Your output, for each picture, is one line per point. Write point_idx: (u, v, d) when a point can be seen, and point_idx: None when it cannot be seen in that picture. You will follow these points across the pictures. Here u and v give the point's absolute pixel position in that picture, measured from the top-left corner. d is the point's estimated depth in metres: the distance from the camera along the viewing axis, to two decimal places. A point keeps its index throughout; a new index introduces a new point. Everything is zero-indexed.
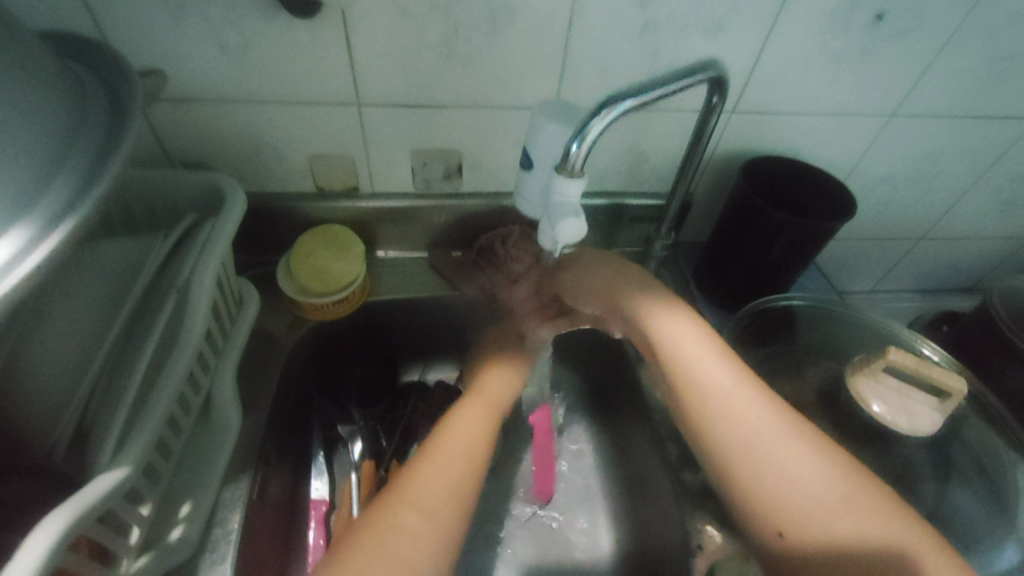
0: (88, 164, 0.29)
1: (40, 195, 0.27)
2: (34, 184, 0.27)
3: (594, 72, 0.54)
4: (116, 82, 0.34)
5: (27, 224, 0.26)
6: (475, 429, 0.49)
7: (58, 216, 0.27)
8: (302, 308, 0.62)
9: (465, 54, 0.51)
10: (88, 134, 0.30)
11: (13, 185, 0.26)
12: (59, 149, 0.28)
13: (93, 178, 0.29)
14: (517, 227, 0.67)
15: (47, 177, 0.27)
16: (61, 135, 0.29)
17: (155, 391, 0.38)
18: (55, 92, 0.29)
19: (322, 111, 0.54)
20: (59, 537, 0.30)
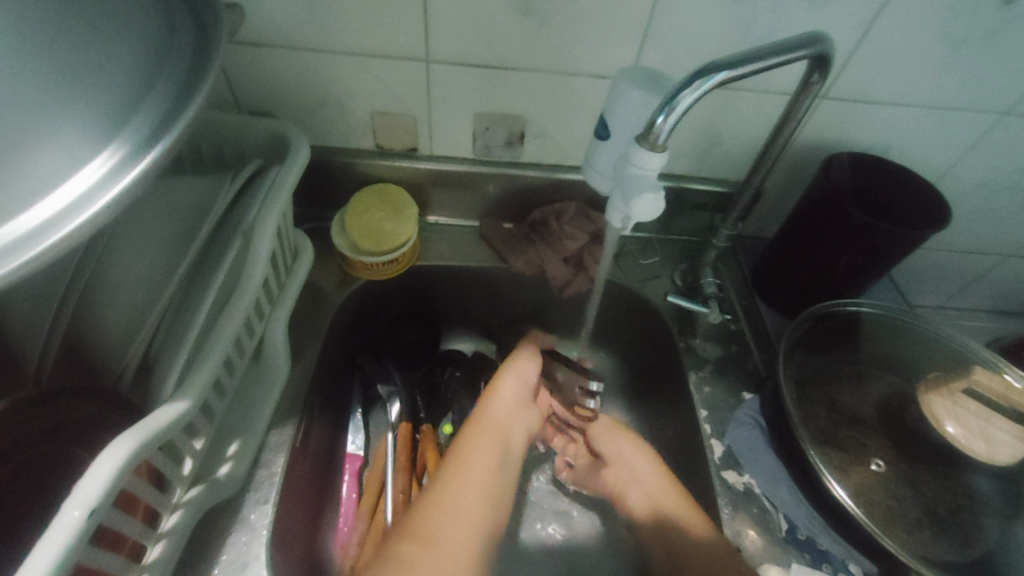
0: (176, 90, 0.29)
1: (134, 113, 0.27)
2: (124, 108, 0.27)
3: (677, 41, 0.50)
4: (202, 10, 0.34)
5: (119, 144, 0.26)
6: (479, 464, 0.48)
7: (150, 135, 0.27)
8: (353, 265, 0.63)
9: (545, 12, 0.49)
10: (178, 60, 0.30)
11: (109, 103, 0.26)
12: (149, 73, 0.28)
13: (182, 101, 0.28)
14: (574, 203, 0.66)
15: (136, 101, 0.27)
16: (155, 58, 0.29)
17: (215, 328, 0.38)
18: (147, 18, 0.29)
19: (391, 65, 0.53)
20: (130, 456, 0.31)
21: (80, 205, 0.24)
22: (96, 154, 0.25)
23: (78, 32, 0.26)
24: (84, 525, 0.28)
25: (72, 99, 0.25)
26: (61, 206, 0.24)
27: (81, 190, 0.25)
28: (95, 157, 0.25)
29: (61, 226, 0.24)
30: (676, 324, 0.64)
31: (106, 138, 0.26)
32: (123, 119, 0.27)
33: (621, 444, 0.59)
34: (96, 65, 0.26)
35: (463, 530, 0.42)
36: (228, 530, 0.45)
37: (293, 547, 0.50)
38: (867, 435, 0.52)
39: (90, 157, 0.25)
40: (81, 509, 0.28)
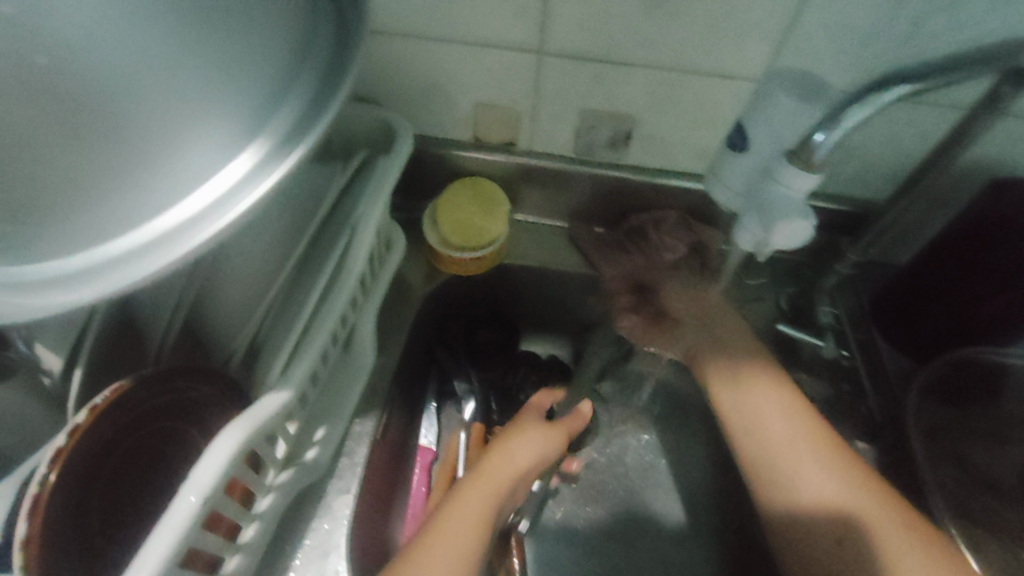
0: (319, 77, 0.28)
1: (278, 108, 0.26)
2: (273, 98, 0.26)
3: (827, 41, 0.45)
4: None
5: (263, 141, 0.26)
6: (470, 529, 0.42)
7: (292, 132, 0.27)
8: (440, 259, 0.61)
9: (676, 6, 0.44)
10: (322, 39, 0.28)
11: (256, 96, 0.25)
12: (295, 57, 0.27)
13: (324, 96, 0.27)
14: (675, 210, 0.62)
15: (282, 90, 0.27)
16: (299, 45, 0.27)
17: (318, 320, 0.38)
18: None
19: (502, 57, 0.51)
20: (237, 446, 0.31)
21: (225, 201, 0.25)
22: (240, 149, 0.26)
23: (238, 6, 0.24)
24: (197, 513, 0.29)
25: (229, 88, 0.25)
26: (208, 202, 0.25)
27: (227, 185, 0.25)
28: (238, 152, 0.26)
29: (205, 224, 0.25)
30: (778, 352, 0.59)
31: (249, 135, 0.26)
32: (269, 112, 0.26)
33: (782, 419, 0.51)
34: (245, 50, 0.25)
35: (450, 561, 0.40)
36: (311, 515, 0.47)
37: (368, 536, 0.51)
38: (1005, 505, 0.48)
39: (237, 152, 0.26)
40: (195, 495, 0.29)
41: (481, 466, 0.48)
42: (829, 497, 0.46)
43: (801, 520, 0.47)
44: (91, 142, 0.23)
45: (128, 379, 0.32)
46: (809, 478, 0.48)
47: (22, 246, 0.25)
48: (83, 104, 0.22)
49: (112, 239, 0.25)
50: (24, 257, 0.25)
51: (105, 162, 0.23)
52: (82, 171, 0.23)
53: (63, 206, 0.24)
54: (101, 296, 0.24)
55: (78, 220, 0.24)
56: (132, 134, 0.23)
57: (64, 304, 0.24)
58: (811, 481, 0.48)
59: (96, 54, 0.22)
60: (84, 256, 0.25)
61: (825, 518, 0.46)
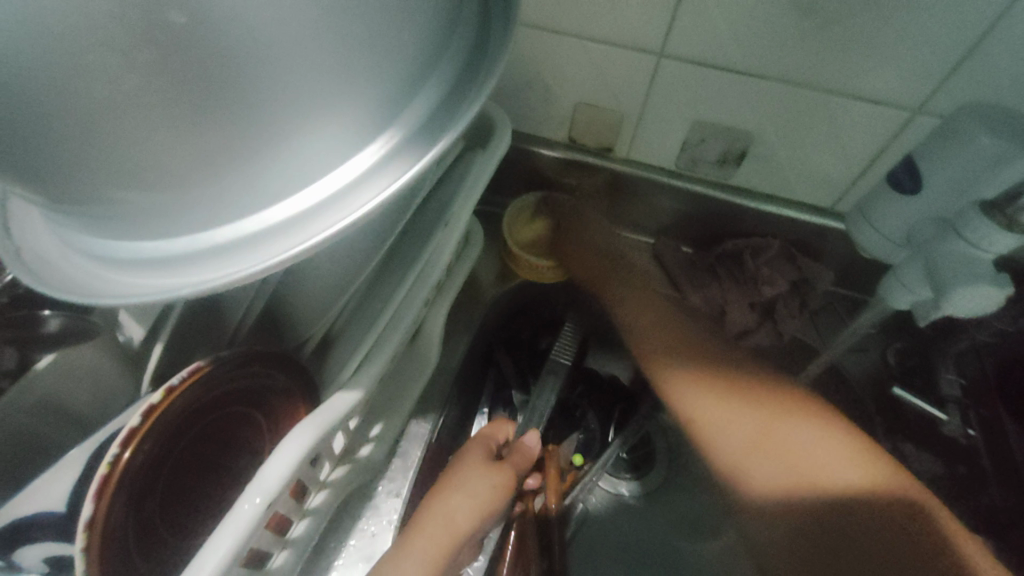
0: (457, 71, 0.25)
1: (415, 97, 0.24)
2: (411, 88, 0.24)
3: (1016, 70, 0.38)
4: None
5: (393, 134, 0.24)
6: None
7: (425, 128, 0.24)
8: (516, 263, 0.59)
9: (833, 14, 0.39)
10: (462, 29, 0.26)
11: (398, 81, 0.23)
12: (438, 45, 0.24)
13: (461, 92, 0.25)
14: (779, 241, 0.55)
15: (420, 80, 0.24)
16: (445, 29, 0.24)
17: (397, 318, 0.36)
18: None
19: (617, 56, 0.46)
20: (306, 449, 0.29)
21: (342, 198, 0.23)
22: (365, 142, 0.23)
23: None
24: (259, 517, 0.27)
25: (370, 75, 0.22)
26: (326, 197, 0.23)
27: (344, 180, 0.23)
28: (364, 146, 0.23)
29: (328, 217, 0.23)
30: (879, 414, 0.53)
31: (382, 124, 0.23)
32: (405, 101, 0.24)
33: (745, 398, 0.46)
34: (396, 27, 0.21)
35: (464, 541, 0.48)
36: (358, 514, 0.45)
37: None
38: None
39: (367, 142, 0.23)
40: (259, 498, 0.27)
41: (409, 531, 0.40)
42: (864, 474, 0.41)
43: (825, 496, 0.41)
44: (220, 120, 0.20)
45: (208, 359, 0.30)
46: (838, 459, 0.42)
47: (116, 221, 0.22)
48: (212, 74, 0.19)
49: (221, 226, 0.23)
50: (123, 234, 0.23)
51: (229, 146, 0.20)
52: (213, 150, 0.20)
53: (174, 188, 0.21)
54: (207, 287, 0.22)
55: (191, 198, 0.21)
56: (266, 118, 0.20)
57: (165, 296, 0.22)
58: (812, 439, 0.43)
59: (232, 27, 0.18)
60: (191, 243, 0.23)
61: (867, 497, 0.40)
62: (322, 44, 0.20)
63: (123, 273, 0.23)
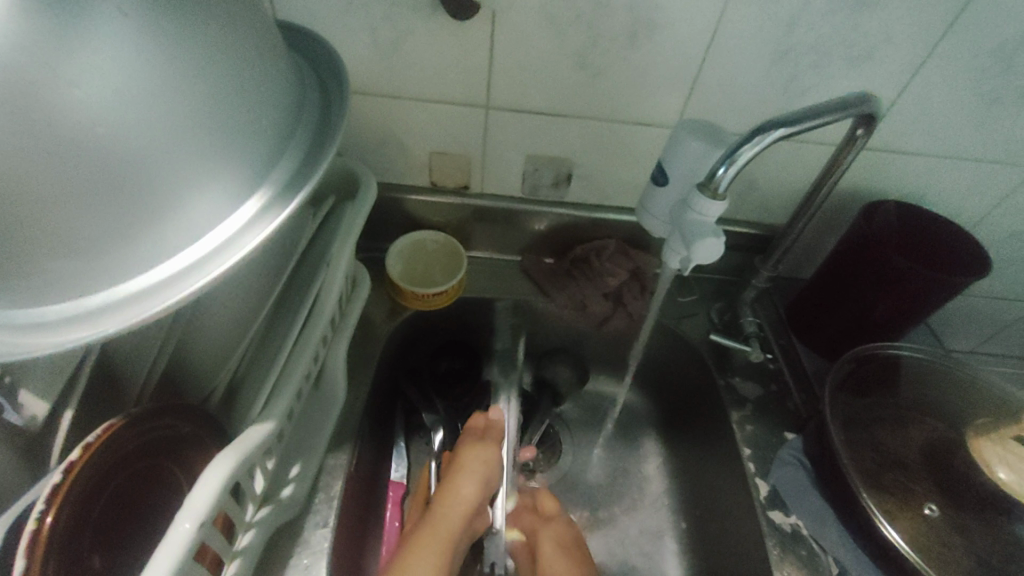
0: (312, 136, 0.31)
1: (280, 159, 0.29)
2: (272, 153, 0.29)
3: (722, 96, 0.54)
4: (325, 67, 0.36)
5: (265, 190, 0.28)
6: (462, 474, 0.54)
7: (289, 183, 0.29)
8: (404, 296, 0.65)
9: (599, 67, 0.53)
10: (309, 106, 0.32)
11: (262, 150, 0.28)
12: (290, 122, 0.30)
13: (317, 152, 0.31)
14: (615, 240, 0.68)
15: (280, 147, 0.29)
16: (294, 107, 0.31)
17: (297, 353, 0.41)
18: (288, 70, 0.31)
19: (454, 111, 0.57)
20: (228, 475, 0.33)
21: (232, 242, 0.27)
22: (248, 195, 0.28)
23: (246, 79, 0.27)
24: (192, 539, 0.29)
25: (236, 146, 0.27)
26: (216, 244, 0.27)
27: (234, 228, 0.27)
28: (244, 199, 0.27)
29: (213, 262, 0.26)
30: (714, 361, 0.66)
31: (256, 184, 0.28)
32: (271, 164, 0.29)
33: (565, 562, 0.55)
34: (251, 111, 0.27)
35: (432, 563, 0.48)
36: (289, 552, 0.47)
37: (345, 569, 0.52)
38: (913, 479, 0.53)
39: (243, 199, 0.27)
40: (190, 521, 0.30)
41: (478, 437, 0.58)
42: None
43: None
44: (105, 199, 0.24)
45: (119, 417, 0.33)
46: None
47: (17, 292, 0.25)
48: (92, 166, 0.23)
49: (121, 280, 0.26)
50: (26, 300, 0.26)
51: (119, 220, 0.24)
52: (105, 224, 0.24)
53: (72, 259, 0.25)
54: (105, 335, 0.25)
55: (87, 264, 0.25)
56: (148, 193, 0.25)
57: (67, 347, 0.25)
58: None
59: (101, 122, 0.23)
60: (95, 299, 0.26)
61: None
62: (185, 129, 0.25)
63: (23, 336, 0.26)
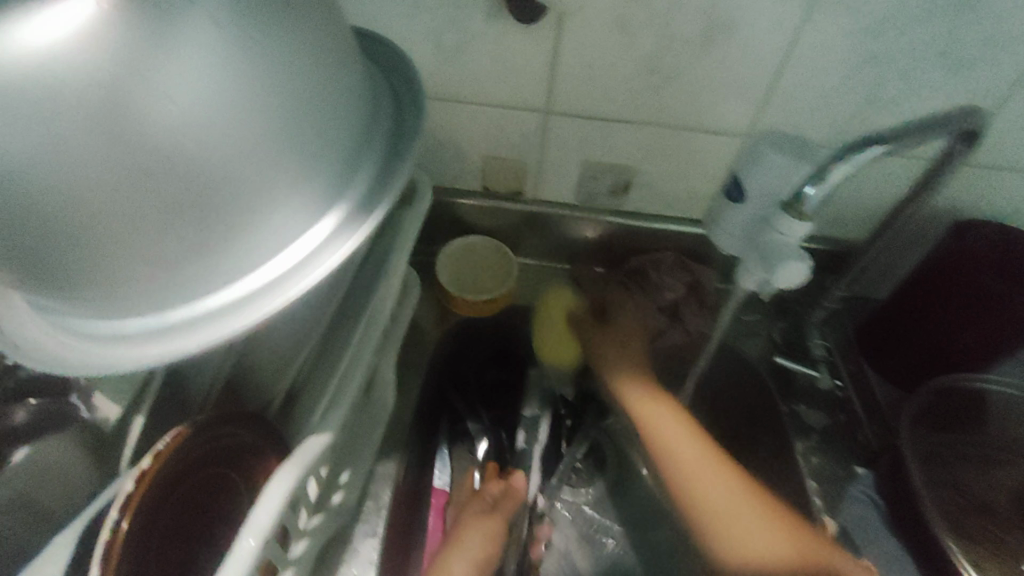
0: (388, 146, 0.30)
1: (358, 172, 0.28)
2: (348, 165, 0.28)
3: (800, 102, 0.51)
4: (397, 72, 0.34)
5: (343, 205, 0.27)
6: (464, 543, 0.52)
7: (367, 197, 0.28)
8: (452, 301, 0.64)
9: (668, 71, 0.50)
10: (384, 114, 0.31)
11: (341, 164, 0.27)
12: (365, 132, 0.29)
13: (393, 163, 0.29)
14: (672, 252, 0.65)
15: (355, 159, 0.28)
16: (370, 116, 0.30)
17: (355, 363, 0.40)
18: (365, 77, 0.30)
19: (512, 115, 0.56)
20: (289, 488, 0.32)
21: (311, 259, 0.26)
22: (326, 211, 0.27)
23: (325, 92, 0.26)
24: (256, 556, 0.29)
25: (317, 161, 0.26)
26: (294, 261, 0.26)
27: (312, 244, 0.27)
28: (322, 215, 0.27)
29: (291, 280, 0.26)
30: (774, 383, 0.63)
31: (334, 199, 0.27)
32: (349, 178, 0.28)
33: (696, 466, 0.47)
34: (333, 124, 0.27)
35: (758, 521, 0.43)
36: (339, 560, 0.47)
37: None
38: (1001, 526, 0.49)
39: (321, 215, 0.27)
40: (254, 538, 0.29)
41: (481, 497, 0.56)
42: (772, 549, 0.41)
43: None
44: (191, 216, 0.24)
45: (186, 424, 0.33)
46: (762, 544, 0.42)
47: (103, 305, 0.26)
48: (181, 185, 0.23)
49: (202, 295, 0.25)
50: (112, 313, 0.26)
51: (203, 237, 0.24)
52: (190, 241, 0.24)
53: (158, 276, 0.25)
54: (188, 352, 0.25)
55: (171, 280, 0.25)
56: (232, 210, 0.24)
57: (151, 363, 0.25)
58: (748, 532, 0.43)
59: (191, 141, 0.23)
60: (176, 316, 0.26)
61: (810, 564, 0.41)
62: (268, 144, 0.24)
63: (108, 348, 0.26)
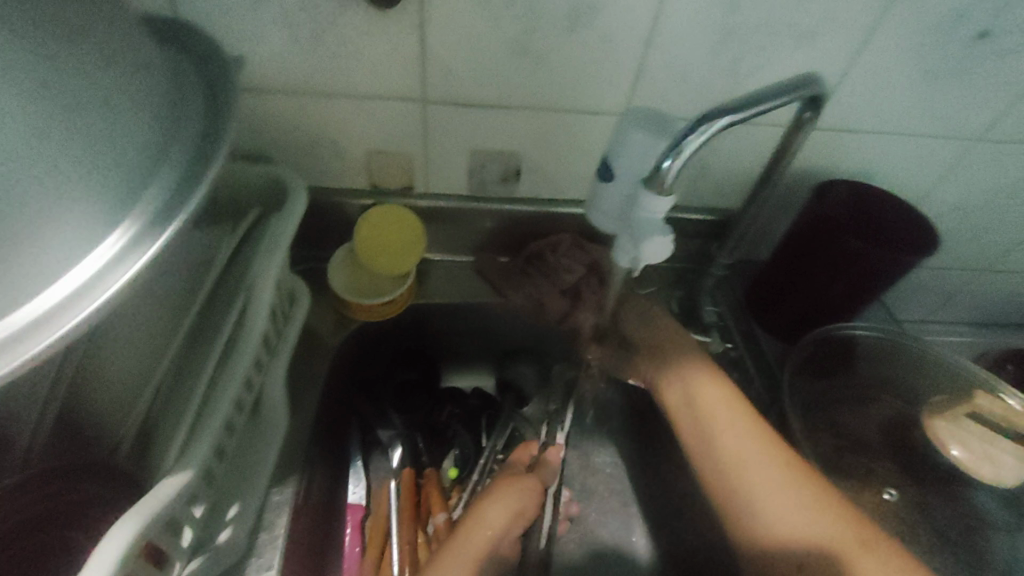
0: (193, 148, 0.28)
1: (152, 178, 0.26)
2: (138, 180, 0.26)
3: (669, 78, 0.52)
4: (216, 70, 0.32)
5: (133, 219, 0.25)
6: (491, 527, 0.50)
7: (164, 207, 0.26)
8: (350, 307, 0.61)
9: (539, 53, 0.49)
10: (189, 113, 0.29)
11: (123, 172, 0.25)
12: (162, 138, 0.27)
13: (198, 164, 0.27)
14: (569, 234, 0.65)
15: (148, 172, 0.26)
16: (168, 121, 0.28)
17: (218, 390, 0.36)
18: (160, 81, 0.28)
19: (387, 107, 0.53)
20: (129, 543, 0.28)
21: (96, 284, 0.24)
22: (107, 230, 0.24)
23: (92, 103, 0.25)
24: None
25: (96, 178, 0.25)
26: (71, 289, 0.23)
27: (94, 269, 0.24)
28: (107, 233, 0.24)
29: (70, 308, 0.23)
30: None
31: (118, 214, 0.25)
32: (141, 188, 0.26)
33: (748, 452, 0.50)
34: (112, 137, 0.25)
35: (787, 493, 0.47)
36: None
37: None
38: (875, 458, 0.53)
39: (104, 233, 0.24)
40: None
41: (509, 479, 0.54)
42: (794, 525, 0.46)
43: (763, 544, 0.47)
44: None
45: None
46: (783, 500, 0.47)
47: None
48: None
49: None
50: None
51: None
52: None
53: None
54: None
55: None
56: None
57: None
58: (777, 502, 0.47)
59: None
60: None
61: (796, 546, 0.46)
62: (41, 168, 0.23)
63: None
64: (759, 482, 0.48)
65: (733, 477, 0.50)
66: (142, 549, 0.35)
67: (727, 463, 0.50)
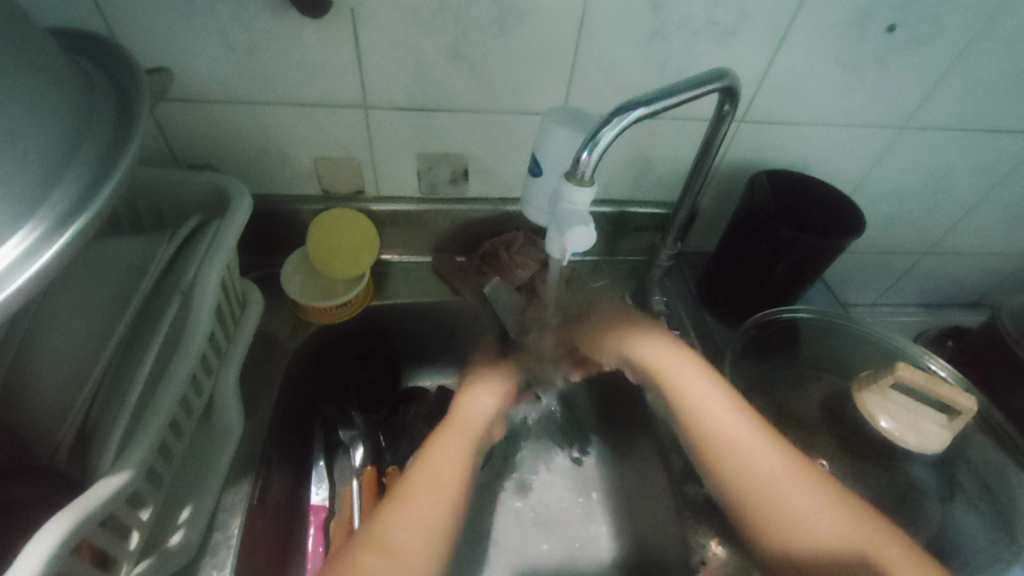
0: (98, 162, 0.30)
1: (54, 187, 0.28)
2: (36, 191, 0.27)
3: (601, 76, 0.54)
4: (124, 87, 0.35)
5: (35, 224, 0.27)
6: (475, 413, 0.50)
7: (68, 213, 0.28)
8: (305, 310, 0.62)
9: (473, 57, 0.51)
10: (94, 127, 0.31)
11: (27, 178, 0.27)
12: (65, 148, 0.29)
13: (103, 174, 0.30)
14: (522, 232, 0.67)
15: (49, 183, 0.28)
16: (72, 132, 0.29)
17: (158, 390, 0.37)
18: (68, 92, 0.30)
19: (330, 114, 0.54)
20: (60, 540, 0.29)
21: None
22: (8, 233, 0.26)
23: None
24: None
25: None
26: None
27: None
28: (9, 236, 0.26)
29: None
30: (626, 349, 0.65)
31: (21, 218, 0.26)
32: (44, 195, 0.27)
33: (735, 433, 0.46)
34: (18, 139, 0.26)
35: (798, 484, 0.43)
36: None
37: None
38: (812, 435, 0.54)
39: (5, 235, 0.26)
40: None
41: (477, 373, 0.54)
42: (820, 517, 0.41)
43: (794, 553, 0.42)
44: None
45: None
46: (801, 498, 0.42)
47: None
48: None
49: None
50: None
51: None
52: None
53: None
54: None
55: None
56: None
57: None
58: (792, 497, 0.42)
59: None
60: None
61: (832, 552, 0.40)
62: None
63: None
64: (758, 468, 0.44)
65: (732, 469, 0.45)
66: (80, 544, 0.35)
67: (721, 457, 0.46)
